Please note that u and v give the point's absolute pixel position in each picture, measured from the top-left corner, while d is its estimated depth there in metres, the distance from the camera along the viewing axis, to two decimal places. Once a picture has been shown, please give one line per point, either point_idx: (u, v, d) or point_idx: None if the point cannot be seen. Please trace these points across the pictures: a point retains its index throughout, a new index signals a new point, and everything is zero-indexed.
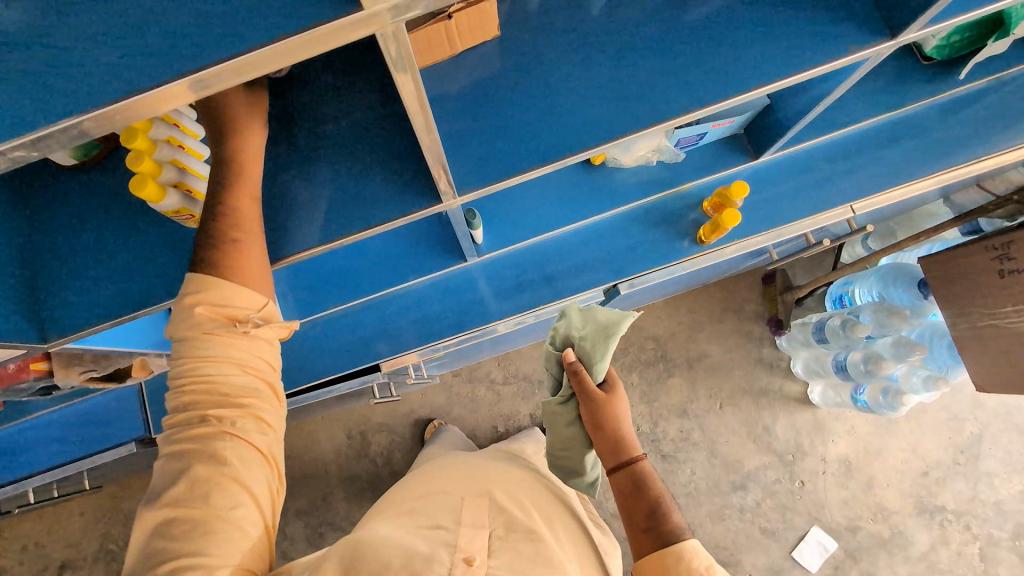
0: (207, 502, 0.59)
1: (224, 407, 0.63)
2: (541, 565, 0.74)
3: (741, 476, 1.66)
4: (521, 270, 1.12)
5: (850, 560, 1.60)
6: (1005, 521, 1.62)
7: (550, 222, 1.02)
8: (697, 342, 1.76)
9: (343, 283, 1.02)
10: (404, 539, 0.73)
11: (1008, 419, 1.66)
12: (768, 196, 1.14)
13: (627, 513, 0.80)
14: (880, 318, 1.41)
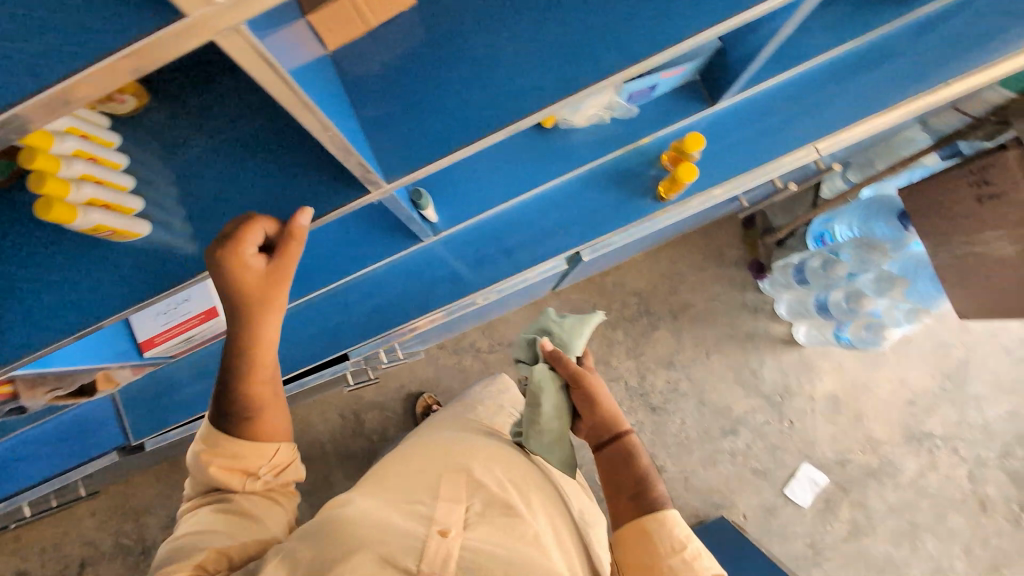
0: (211, 524, 0.68)
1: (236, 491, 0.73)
2: (515, 537, 0.73)
3: (731, 421, 1.68)
4: (482, 243, 1.11)
5: (841, 492, 1.63)
6: (993, 441, 1.64)
7: (504, 193, 0.99)
8: (680, 293, 1.75)
9: (302, 274, 1.01)
10: (383, 513, 0.72)
11: (995, 341, 1.67)
12: (729, 143, 1.10)
13: (613, 485, 0.81)
14: (860, 256, 1.40)
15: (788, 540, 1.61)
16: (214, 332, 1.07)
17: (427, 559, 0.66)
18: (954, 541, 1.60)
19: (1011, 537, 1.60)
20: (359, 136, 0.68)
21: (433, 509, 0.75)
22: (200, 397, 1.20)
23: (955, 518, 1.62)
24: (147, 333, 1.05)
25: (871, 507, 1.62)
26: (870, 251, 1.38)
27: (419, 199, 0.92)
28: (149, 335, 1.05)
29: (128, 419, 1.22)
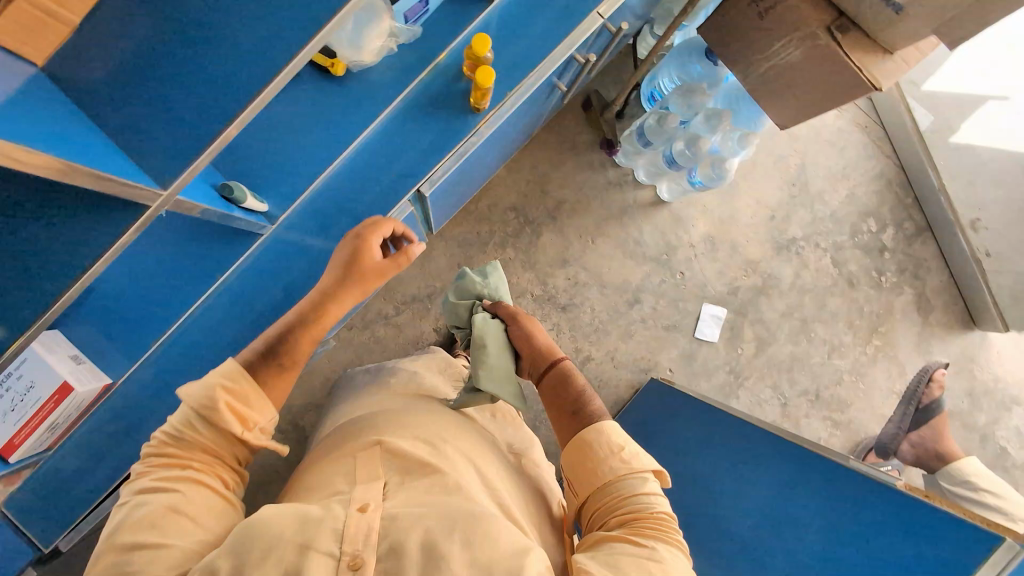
0: (175, 516, 0.66)
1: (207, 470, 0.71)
2: (438, 491, 0.74)
3: (633, 292, 1.79)
4: (327, 215, 1.04)
5: (740, 316, 1.82)
6: (843, 226, 1.87)
7: (317, 158, 0.91)
8: (551, 194, 1.79)
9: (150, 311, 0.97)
10: (298, 505, 0.69)
11: (819, 138, 1.88)
12: (524, 32, 1.00)
13: (556, 403, 0.89)
14: (687, 101, 1.49)
15: (710, 374, 1.79)
16: (80, 407, 0.96)
17: (348, 537, 0.65)
18: (837, 322, 1.84)
19: (878, 299, 1.86)
20: (111, 157, 0.63)
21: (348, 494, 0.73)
22: (103, 471, 1.12)
23: (833, 301, 1.85)
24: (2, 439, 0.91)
25: (767, 319, 1.83)
26: (692, 95, 1.48)
27: (232, 192, 0.83)
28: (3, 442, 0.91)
29: (31, 530, 1.14)
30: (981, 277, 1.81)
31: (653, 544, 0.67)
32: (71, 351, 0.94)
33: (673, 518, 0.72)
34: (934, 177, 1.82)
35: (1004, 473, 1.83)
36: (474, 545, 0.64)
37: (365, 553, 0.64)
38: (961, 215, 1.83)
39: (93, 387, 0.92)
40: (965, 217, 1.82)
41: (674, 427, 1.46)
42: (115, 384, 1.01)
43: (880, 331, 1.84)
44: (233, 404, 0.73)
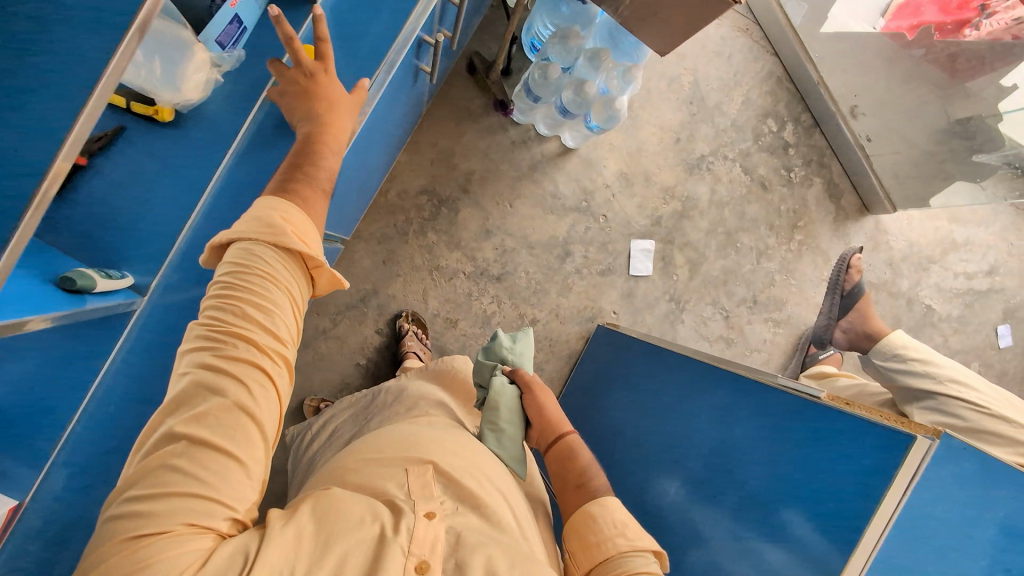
0: (232, 427, 0.62)
1: (261, 356, 0.66)
2: (497, 530, 0.79)
3: (562, 246, 1.80)
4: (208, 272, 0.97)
5: (669, 244, 1.86)
6: (746, 132, 1.90)
7: (168, 211, 0.86)
8: (458, 167, 1.75)
9: (25, 430, 0.82)
10: (367, 506, 0.71)
11: (706, 50, 1.88)
12: (361, 24, 0.95)
13: (561, 476, 0.95)
14: (562, 49, 1.47)
15: (652, 307, 1.84)
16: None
17: (417, 543, 0.69)
18: (760, 226, 1.90)
19: (792, 196, 1.92)
20: None
21: (401, 500, 0.75)
22: None
23: (752, 208, 1.90)
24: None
25: (694, 240, 1.87)
26: (567, 40, 1.46)
27: (75, 282, 0.78)
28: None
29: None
30: (866, 161, 1.89)
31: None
32: None
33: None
34: (813, 70, 1.86)
35: (931, 328, 1.97)
36: None
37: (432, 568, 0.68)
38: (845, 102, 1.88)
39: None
40: (845, 105, 1.88)
41: (629, 370, 1.52)
42: (23, 507, 0.83)
43: (800, 226, 1.92)
44: (294, 236, 0.71)
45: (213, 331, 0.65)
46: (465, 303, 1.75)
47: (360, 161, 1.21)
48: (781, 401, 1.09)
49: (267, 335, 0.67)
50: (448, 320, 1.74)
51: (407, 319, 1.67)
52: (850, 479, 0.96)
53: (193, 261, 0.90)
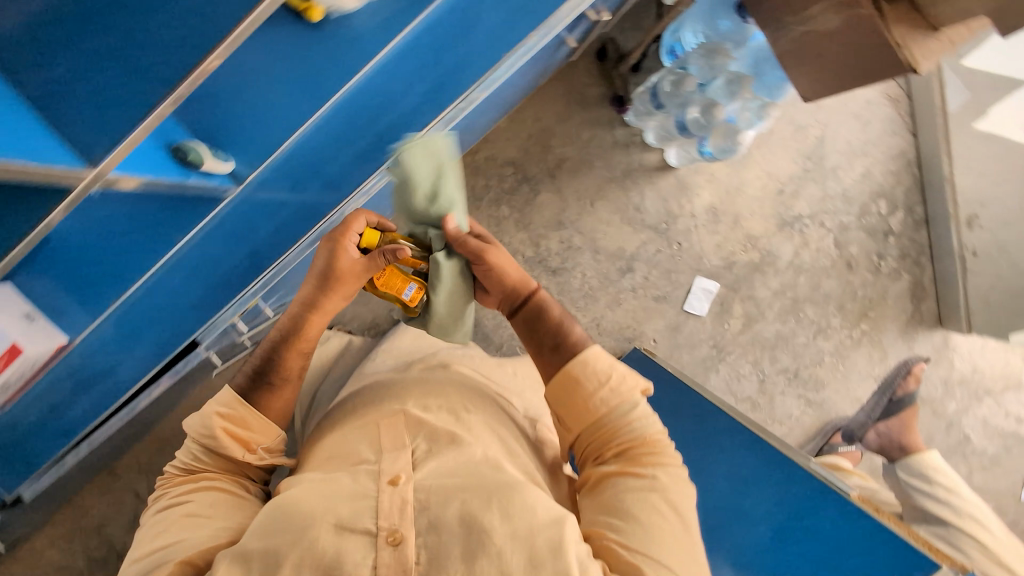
0: (190, 525, 0.82)
1: (216, 481, 0.88)
2: (464, 461, 0.86)
3: (626, 260, 1.75)
4: (299, 176, 0.99)
5: (732, 292, 1.80)
6: (852, 205, 1.81)
7: (288, 117, 0.86)
8: (553, 150, 1.70)
9: (91, 284, 0.89)
10: (329, 482, 0.84)
11: (845, 110, 1.80)
12: None
13: (533, 337, 0.95)
14: (706, 63, 1.39)
15: (694, 347, 1.79)
16: (36, 364, 0.93)
17: (385, 514, 0.77)
18: (829, 303, 1.82)
19: (873, 284, 1.83)
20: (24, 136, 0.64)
21: (377, 465, 0.86)
22: (79, 413, 1.17)
23: (828, 283, 1.82)
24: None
25: (759, 296, 1.80)
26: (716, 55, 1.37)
27: (187, 154, 0.82)
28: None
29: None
30: (961, 276, 1.79)
31: (653, 472, 0.81)
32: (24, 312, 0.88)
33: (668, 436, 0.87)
34: (947, 166, 1.78)
35: (961, 457, 1.85)
36: (512, 518, 0.76)
37: (403, 527, 0.76)
38: (964, 208, 1.76)
39: (46, 348, 0.90)
40: (963, 211, 1.76)
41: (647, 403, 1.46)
42: (69, 348, 0.97)
43: (869, 315, 1.83)
44: (229, 427, 0.89)
45: (175, 488, 0.88)
46: None
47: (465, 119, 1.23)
48: None
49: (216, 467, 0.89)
50: None
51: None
52: None
53: (290, 163, 0.93)
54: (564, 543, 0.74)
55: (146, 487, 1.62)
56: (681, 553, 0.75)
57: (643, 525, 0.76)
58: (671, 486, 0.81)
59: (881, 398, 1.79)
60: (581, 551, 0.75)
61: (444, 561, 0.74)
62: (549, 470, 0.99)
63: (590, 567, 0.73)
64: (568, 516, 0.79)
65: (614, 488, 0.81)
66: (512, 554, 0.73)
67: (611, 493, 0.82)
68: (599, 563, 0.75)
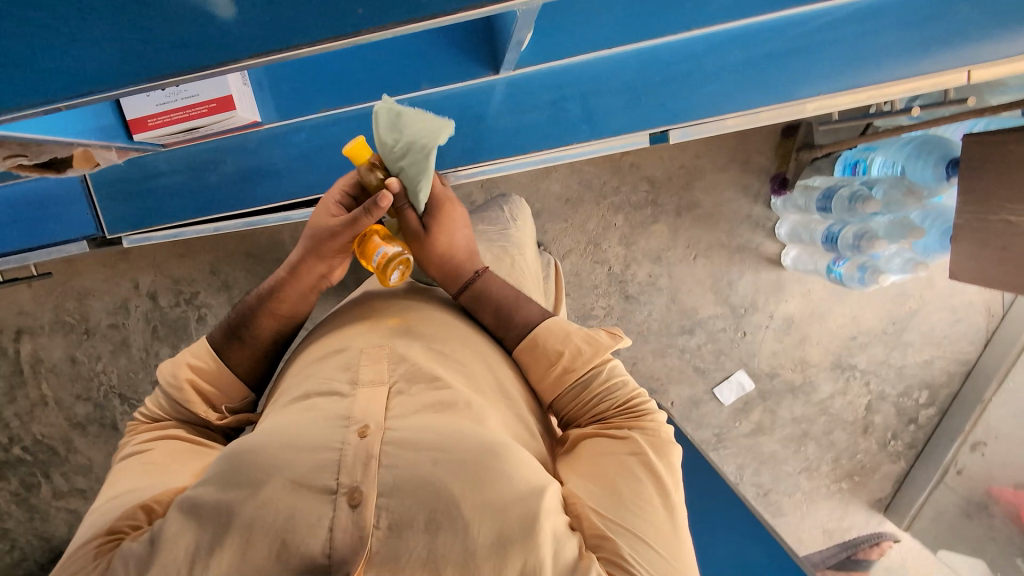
0: (150, 470, 0.76)
1: (179, 428, 0.83)
2: (442, 410, 0.72)
3: (692, 322, 1.75)
4: (567, 88, 1.12)
5: (759, 398, 1.84)
6: (900, 381, 1.87)
7: (604, 39, 1.01)
8: (691, 191, 1.66)
9: (332, 83, 1.06)
10: (291, 427, 0.68)
11: (948, 300, 1.81)
12: (809, 53, 1.09)
13: (484, 313, 0.94)
14: (892, 195, 1.38)
15: (700, 426, 1.83)
16: (225, 128, 1.07)
17: (346, 470, 0.64)
18: (829, 451, 1.89)
19: (873, 455, 1.91)
20: None
21: (352, 399, 0.72)
22: (197, 189, 1.18)
23: (839, 434, 1.88)
24: (137, 113, 1.02)
25: (778, 414, 1.86)
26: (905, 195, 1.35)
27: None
28: (139, 115, 1.03)
29: (102, 207, 1.20)
30: (933, 483, 1.87)
31: (629, 433, 0.78)
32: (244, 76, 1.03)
33: (645, 395, 0.85)
34: (989, 390, 1.80)
35: None
36: (486, 488, 0.63)
37: (365, 487, 0.63)
38: (978, 433, 1.84)
39: (247, 115, 1.04)
40: (976, 434, 1.84)
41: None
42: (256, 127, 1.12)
43: (854, 478, 1.91)
44: (198, 381, 0.83)
45: (142, 434, 0.83)
46: (585, 288, 1.68)
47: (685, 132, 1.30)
48: None
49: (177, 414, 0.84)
50: None
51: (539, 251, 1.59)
52: None
53: (559, 76, 1.11)
54: (541, 514, 0.62)
55: (147, 284, 1.50)
56: (663, 524, 0.69)
57: (626, 492, 0.70)
58: (654, 445, 0.76)
59: (838, 553, 1.87)
60: (559, 524, 0.64)
61: (406, 528, 0.61)
62: (541, 416, 0.91)
63: (564, 546, 0.63)
64: (552, 484, 0.67)
65: (595, 452, 0.78)
66: (479, 529, 0.61)
67: (594, 457, 0.77)
68: (576, 536, 0.65)
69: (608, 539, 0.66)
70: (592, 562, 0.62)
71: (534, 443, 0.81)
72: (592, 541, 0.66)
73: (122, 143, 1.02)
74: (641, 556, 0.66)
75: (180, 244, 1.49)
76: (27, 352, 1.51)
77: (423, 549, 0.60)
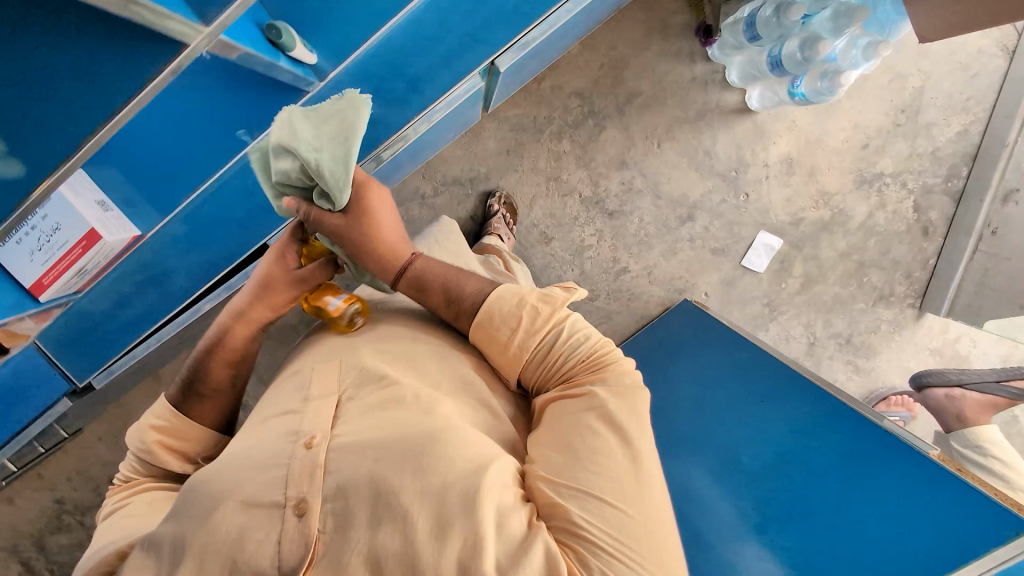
0: (123, 522, 0.75)
1: (157, 483, 0.82)
2: (391, 407, 0.71)
3: (688, 208, 1.66)
4: (381, 78, 0.98)
5: (795, 250, 1.71)
6: (940, 166, 1.67)
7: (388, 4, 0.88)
8: (624, 83, 1.57)
9: (167, 180, 0.93)
10: (246, 455, 0.70)
11: (951, 59, 1.61)
12: None
13: (427, 301, 0.86)
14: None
15: (746, 304, 1.73)
16: (109, 255, 0.94)
17: (293, 482, 0.64)
18: (897, 270, 1.72)
19: None
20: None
21: (303, 414, 0.73)
22: (150, 304, 1.13)
23: (899, 248, 1.71)
24: (31, 277, 0.90)
25: (823, 257, 1.71)
26: None
27: (278, 36, 0.82)
28: (35, 278, 0.90)
29: (68, 366, 1.15)
30: (970, 253, 1.64)
31: (588, 389, 0.71)
32: (99, 197, 0.91)
33: (609, 346, 0.77)
34: (1013, 129, 1.57)
35: None
36: (425, 474, 0.60)
37: (311, 496, 0.63)
38: (1010, 180, 1.59)
39: (123, 236, 0.91)
40: (1006, 183, 1.59)
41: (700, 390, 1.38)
42: (143, 240, 1.00)
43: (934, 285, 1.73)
44: (166, 433, 0.83)
45: (117, 492, 0.81)
46: (566, 225, 1.64)
47: (563, 35, 1.22)
48: (809, 460, 1.10)
49: (150, 468, 0.83)
50: (543, 235, 1.64)
51: (499, 200, 1.57)
52: (853, 538, 1.01)
53: (372, 62, 0.95)
54: (480, 493, 0.58)
55: None
56: (621, 476, 0.61)
57: (581, 448, 0.64)
58: (615, 397, 0.69)
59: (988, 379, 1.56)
60: (506, 499, 0.59)
61: (348, 527, 0.60)
62: (510, 397, 0.85)
63: (511, 519, 0.57)
64: (499, 459, 0.63)
65: (557, 417, 0.70)
66: (418, 516, 0.58)
67: (552, 424, 0.70)
68: (527, 508, 0.60)
69: (558, 505, 0.60)
70: (539, 533, 0.57)
71: (498, 425, 0.76)
72: (546, 510, 0.60)
73: (34, 310, 0.92)
74: (596, 516, 0.58)
75: (197, 349, 1.60)
76: None
77: (365, 546, 0.59)
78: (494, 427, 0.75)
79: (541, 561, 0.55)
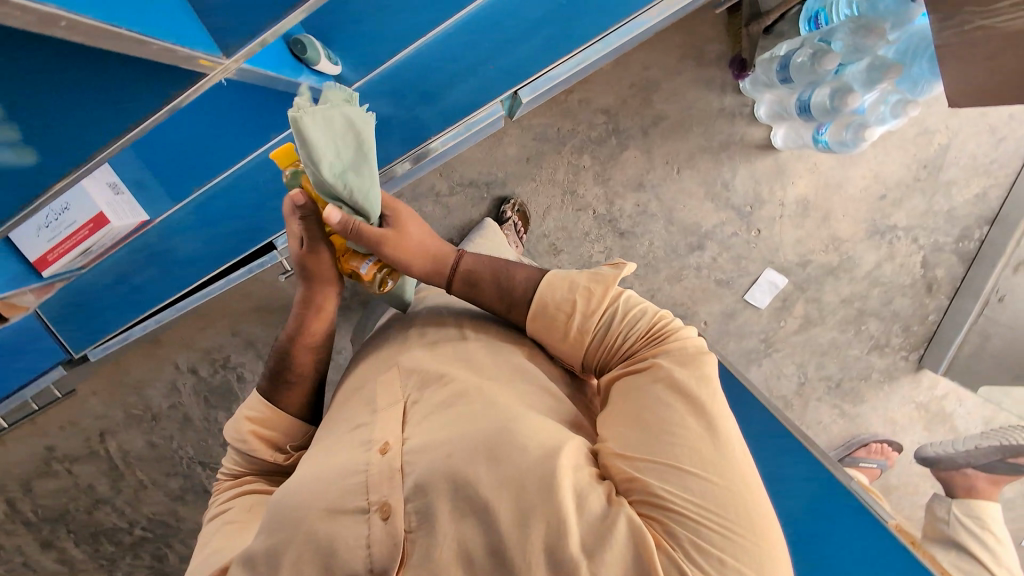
0: (233, 524, 0.76)
1: (255, 479, 0.83)
2: (458, 400, 0.70)
3: (699, 237, 1.67)
4: (404, 93, 1.02)
5: (798, 291, 1.72)
6: (953, 226, 1.67)
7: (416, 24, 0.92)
8: (652, 106, 1.57)
9: (178, 172, 0.96)
10: (325, 464, 0.69)
11: (981, 122, 1.60)
12: None
13: (477, 295, 0.84)
14: (855, 42, 1.22)
15: (742, 337, 1.75)
16: (116, 237, 0.98)
17: (374, 487, 0.64)
18: (894, 322, 1.74)
19: None
20: (173, 15, 0.62)
21: (373, 425, 0.72)
22: (148, 285, 1.14)
23: (901, 301, 1.72)
24: (36, 252, 0.95)
25: (825, 301, 1.73)
26: (868, 34, 1.19)
27: (304, 51, 0.85)
28: (39, 253, 0.95)
29: (63, 334, 1.17)
30: (974, 316, 1.65)
31: (654, 360, 0.68)
32: (113, 180, 0.93)
33: (668, 317, 0.74)
34: None
35: None
36: (501, 462, 0.59)
37: (393, 498, 0.62)
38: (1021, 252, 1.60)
39: (131, 222, 0.95)
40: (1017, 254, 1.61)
41: None
42: (149, 224, 1.03)
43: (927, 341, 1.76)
44: (259, 427, 0.82)
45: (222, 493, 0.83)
46: (576, 239, 1.65)
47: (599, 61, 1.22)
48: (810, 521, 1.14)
49: (248, 465, 0.83)
50: (552, 246, 1.65)
51: (513, 207, 1.58)
52: None
53: (400, 77, 0.99)
54: (559, 474, 0.57)
55: (186, 361, 1.64)
56: (701, 442, 0.58)
57: (652, 420, 0.61)
58: (682, 364, 0.66)
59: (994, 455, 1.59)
60: (581, 478, 0.58)
61: (433, 519, 0.59)
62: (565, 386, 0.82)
63: (588, 499, 0.56)
64: (571, 440, 0.62)
65: (623, 391, 0.68)
66: (501, 504, 0.57)
67: (621, 398, 0.68)
68: (604, 485, 0.58)
69: (637, 479, 0.58)
70: (621, 509, 0.55)
71: (561, 404, 0.74)
72: (624, 485, 0.58)
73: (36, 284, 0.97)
74: (680, 487, 0.56)
75: (199, 317, 1.62)
76: (116, 448, 1.69)
77: (453, 539, 0.58)
78: (557, 407, 0.73)
79: (627, 535, 0.53)
